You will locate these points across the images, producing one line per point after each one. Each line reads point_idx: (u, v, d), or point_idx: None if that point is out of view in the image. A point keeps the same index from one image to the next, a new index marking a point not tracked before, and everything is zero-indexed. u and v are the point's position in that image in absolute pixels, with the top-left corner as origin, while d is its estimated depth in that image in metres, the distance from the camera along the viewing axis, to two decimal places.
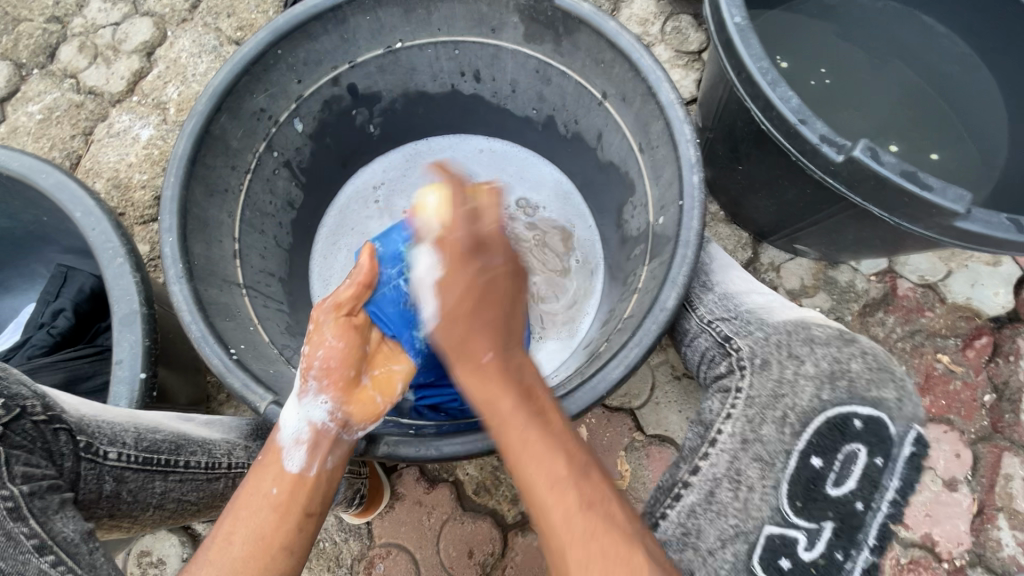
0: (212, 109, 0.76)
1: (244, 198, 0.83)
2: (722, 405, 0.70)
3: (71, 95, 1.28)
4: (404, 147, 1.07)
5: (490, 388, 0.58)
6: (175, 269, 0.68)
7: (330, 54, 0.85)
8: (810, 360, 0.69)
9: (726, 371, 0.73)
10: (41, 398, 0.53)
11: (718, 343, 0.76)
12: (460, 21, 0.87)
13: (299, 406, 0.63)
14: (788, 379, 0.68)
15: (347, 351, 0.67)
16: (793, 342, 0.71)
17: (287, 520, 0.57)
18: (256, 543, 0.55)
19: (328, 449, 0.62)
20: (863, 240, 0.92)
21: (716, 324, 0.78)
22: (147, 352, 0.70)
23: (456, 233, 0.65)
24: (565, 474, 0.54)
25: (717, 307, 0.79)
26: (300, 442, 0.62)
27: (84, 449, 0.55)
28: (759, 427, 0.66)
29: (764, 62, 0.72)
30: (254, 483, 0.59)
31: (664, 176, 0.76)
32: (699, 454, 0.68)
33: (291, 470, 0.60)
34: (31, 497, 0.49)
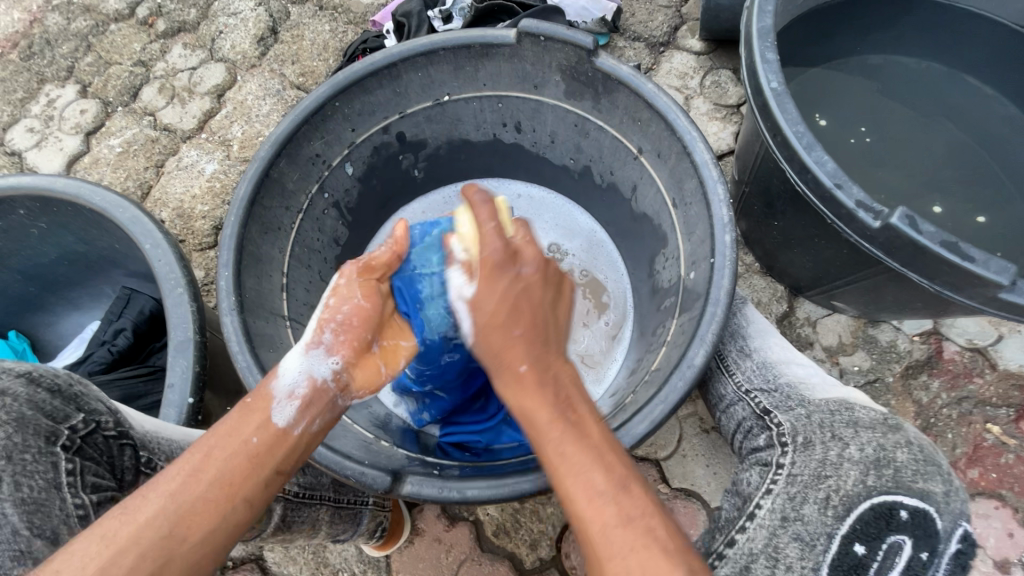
0: (273, 154, 0.83)
1: (295, 236, 0.89)
2: (761, 478, 0.65)
3: (148, 130, 1.40)
4: (444, 190, 1.11)
5: (526, 406, 0.57)
6: (228, 301, 0.73)
7: (382, 105, 0.92)
8: (853, 443, 0.62)
9: (765, 445, 0.69)
10: (115, 414, 0.57)
11: (757, 416, 0.73)
12: (505, 78, 0.92)
13: (305, 358, 0.63)
14: (832, 460, 0.62)
15: (369, 312, 0.70)
16: (836, 423, 0.65)
17: (259, 473, 0.55)
18: (223, 486, 0.52)
19: (319, 410, 0.61)
20: (903, 302, 0.90)
21: (754, 394, 0.76)
22: (196, 378, 0.74)
23: (487, 247, 0.63)
24: (604, 488, 0.51)
25: (755, 376, 0.78)
26: (294, 396, 0.60)
27: (145, 463, 0.59)
28: (800, 506, 0.60)
29: (800, 126, 0.73)
30: (237, 424, 0.57)
31: (696, 232, 0.78)
32: (736, 527, 0.62)
33: (278, 422, 0.58)
34: (96, 507, 0.54)
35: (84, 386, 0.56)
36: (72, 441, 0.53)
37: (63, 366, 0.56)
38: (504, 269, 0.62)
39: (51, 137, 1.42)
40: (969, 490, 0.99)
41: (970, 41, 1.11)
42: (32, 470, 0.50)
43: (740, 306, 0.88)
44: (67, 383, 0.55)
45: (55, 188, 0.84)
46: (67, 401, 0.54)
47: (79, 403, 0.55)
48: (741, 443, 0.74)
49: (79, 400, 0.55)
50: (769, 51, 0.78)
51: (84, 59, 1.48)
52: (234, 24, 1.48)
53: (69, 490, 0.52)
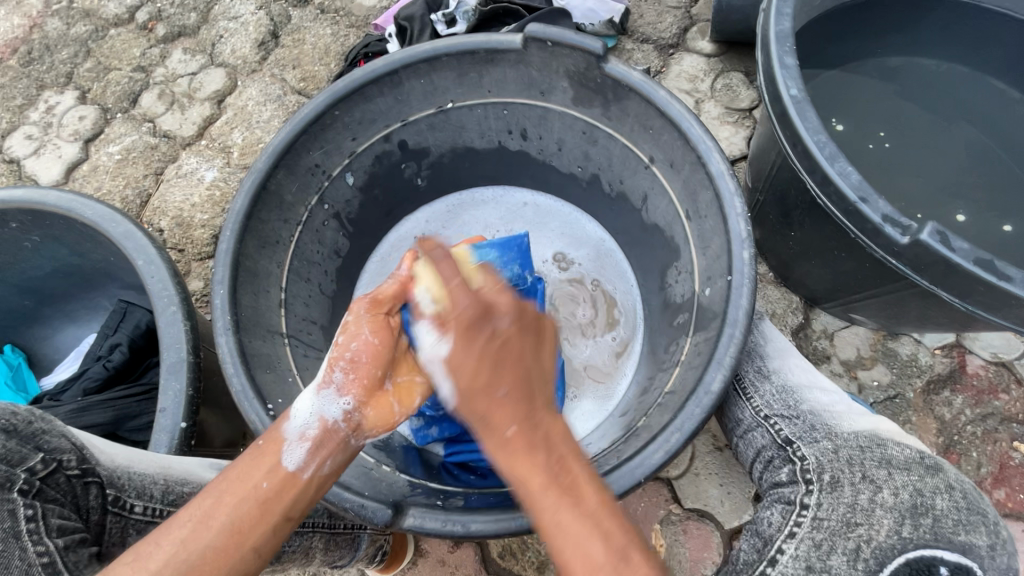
0: (270, 166, 0.80)
1: (293, 249, 0.86)
2: (783, 518, 0.62)
3: (147, 137, 1.38)
4: (448, 198, 1.08)
5: (520, 476, 0.53)
6: (223, 320, 0.71)
7: (384, 113, 0.89)
8: (887, 486, 0.60)
9: (787, 480, 0.66)
10: (77, 451, 0.54)
11: (778, 446, 0.69)
12: (511, 84, 0.89)
13: (317, 396, 0.61)
14: (862, 506, 0.59)
15: (383, 349, 0.67)
16: (867, 462, 0.62)
17: (267, 520, 0.52)
18: (231, 534, 0.50)
19: (331, 451, 0.58)
20: (928, 316, 0.86)
21: (773, 421, 0.72)
22: (189, 401, 0.71)
23: (457, 304, 0.56)
24: (603, 561, 0.48)
25: (775, 401, 0.73)
26: (306, 438, 0.58)
27: (112, 502, 0.56)
28: (827, 556, 0.57)
29: (821, 135, 0.69)
30: (246, 467, 0.55)
31: (712, 246, 0.74)
32: (757, 573, 0.58)
33: (288, 465, 0.55)
34: (63, 552, 0.49)
35: (42, 425, 0.53)
36: (30, 484, 0.49)
37: (23, 403, 0.54)
38: (475, 327, 0.55)
39: (50, 145, 1.39)
40: (996, 512, 0.95)
41: (995, 42, 1.06)
42: None
43: (756, 323, 0.83)
44: (26, 422, 0.52)
45: (46, 201, 0.82)
46: (24, 441, 0.51)
47: (37, 443, 0.52)
48: (761, 475, 0.70)
49: (38, 438, 0.52)
50: (788, 56, 0.74)
51: (83, 65, 1.46)
52: (234, 28, 1.46)
53: (31, 538, 0.48)
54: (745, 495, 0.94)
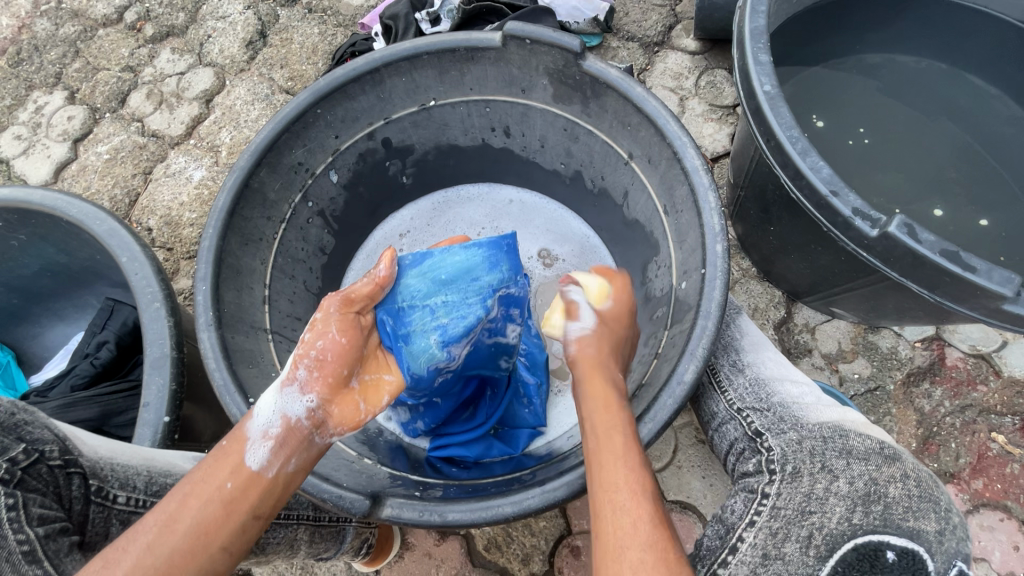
0: (253, 164, 0.80)
1: (277, 246, 0.87)
2: (745, 507, 0.60)
3: (136, 137, 1.38)
4: (434, 195, 1.09)
5: (604, 395, 0.61)
6: (206, 316, 0.71)
7: (366, 111, 0.90)
8: (844, 476, 0.58)
9: (754, 470, 0.65)
10: (59, 442, 0.56)
11: (749, 437, 0.69)
12: (492, 82, 0.89)
13: (280, 393, 0.61)
14: (818, 495, 0.58)
15: (348, 349, 0.67)
16: (828, 452, 0.61)
17: (232, 519, 0.53)
18: (197, 536, 0.51)
19: (294, 450, 0.59)
20: (904, 309, 0.87)
21: (746, 413, 0.72)
22: (173, 396, 0.72)
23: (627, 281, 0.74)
24: (651, 494, 0.52)
25: (748, 395, 0.74)
26: (268, 438, 0.58)
27: (95, 492, 0.57)
28: (782, 544, 0.55)
29: (793, 130, 0.71)
30: (210, 469, 0.55)
31: (688, 240, 0.75)
32: (716, 561, 0.57)
33: (251, 465, 0.56)
34: (45, 539, 0.49)
35: (23, 417, 0.54)
36: (11, 474, 0.49)
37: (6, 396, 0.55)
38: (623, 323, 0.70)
39: (39, 145, 1.40)
40: (973, 502, 0.96)
41: (973, 39, 1.07)
42: None
43: (734, 317, 0.84)
44: (9, 414, 0.53)
45: (32, 200, 0.83)
46: (7, 432, 0.52)
47: (19, 435, 0.53)
48: (734, 467, 0.70)
49: (21, 429, 0.53)
50: (762, 53, 0.75)
51: (72, 65, 1.47)
52: (222, 28, 1.46)
53: (12, 526, 0.47)
54: (728, 486, 0.96)
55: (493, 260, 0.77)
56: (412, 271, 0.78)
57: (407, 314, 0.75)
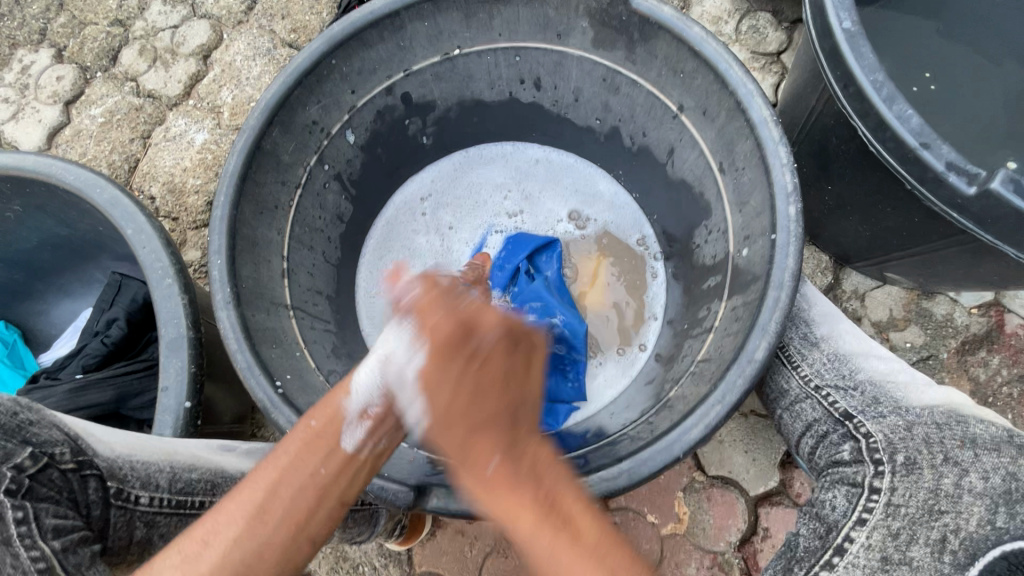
0: (264, 122, 0.72)
1: (293, 214, 0.80)
2: (849, 503, 0.57)
3: (131, 98, 1.29)
4: (455, 156, 1.01)
5: (492, 491, 0.50)
6: (223, 293, 0.65)
7: (384, 62, 0.81)
8: (974, 470, 0.55)
9: (850, 458, 0.61)
10: (70, 443, 0.52)
11: (835, 420, 0.65)
12: (524, 26, 0.80)
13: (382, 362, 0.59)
14: (947, 491, 0.54)
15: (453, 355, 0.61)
16: (947, 441, 0.57)
17: (324, 504, 0.52)
18: (291, 525, 0.50)
19: (390, 430, 0.58)
20: (974, 274, 0.81)
21: (826, 391, 0.68)
22: (193, 380, 0.67)
23: (432, 318, 0.57)
24: None
25: (826, 370, 0.70)
26: (366, 416, 0.56)
27: (115, 495, 0.53)
28: (907, 547, 0.53)
29: (878, 73, 0.62)
30: (302, 452, 0.53)
31: (750, 202, 0.68)
32: (824, 564, 0.55)
33: (347, 446, 0.55)
34: (61, 554, 0.46)
35: (28, 419, 0.50)
36: (19, 483, 0.46)
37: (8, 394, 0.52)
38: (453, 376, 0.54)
39: (28, 108, 1.31)
40: None
41: None
42: None
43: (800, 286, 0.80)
44: (11, 414, 0.50)
45: (24, 166, 0.76)
46: (11, 435, 0.48)
47: (23, 438, 0.49)
48: (813, 450, 0.66)
49: (25, 431, 0.50)
50: None
51: (57, 20, 1.36)
52: None
53: (24, 543, 0.45)
54: (772, 461, 0.92)
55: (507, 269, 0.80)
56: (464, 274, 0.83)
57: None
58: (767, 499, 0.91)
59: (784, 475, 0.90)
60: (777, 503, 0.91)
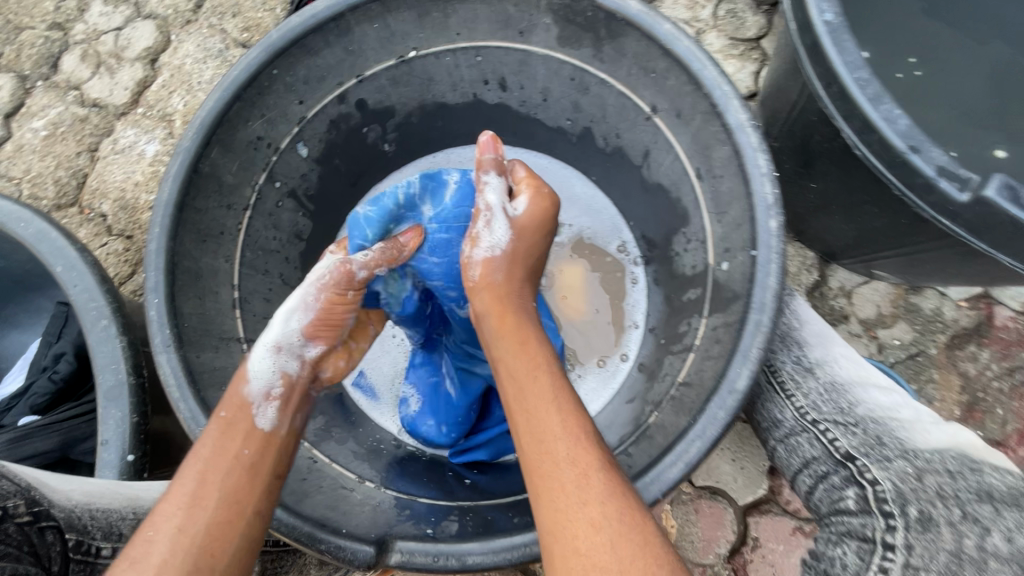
0: (200, 143, 0.66)
1: (243, 238, 0.74)
2: (862, 562, 0.51)
3: (75, 108, 1.21)
4: (421, 162, 0.95)
5: (520, 340, 0.59)
6: (162, 335, 0.60)
7: (334, 69, 0.75)
8: (995, 528, 0.49)
9: (856, 509, 0.55)
10: (23, 495, 0.50)
11: (835, 460, 0.59)
12: (483, 24, 0.74)
13: (273, 350, 0.60)
14: (969, 553, 0.48)
15: (348, 315, 0.65)
16: (962, 494, 0.52)
17: (257, 484, 0.52)
18: (229, 503, 0.50)
19: (298, 407, 0.60)
20: (965, 273, 0.77)
21: (824, 426, 0.62)
22: (135, 430, 0.61)
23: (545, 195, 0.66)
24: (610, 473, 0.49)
25: (824, 403, 0.64)
26: (272, 397, 0.58)
27: (75, 549, 0.51)
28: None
29: (862, 70, 0.57)
30: (220, 441, 0.54)
31: (729, 212, 0.63)
32: None
33: (263, 425, 0.56)
34: None
35: None
36: None
37: None
38: (543, 233, 0.67)
39: None
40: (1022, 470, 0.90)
41: None
42: None
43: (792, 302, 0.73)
44: None
45: None
46: None
47: None
48: (812, 492, 0.60)
49: None
50: None
51: None
52: None
53: None
54: (760, 469, 0.89)
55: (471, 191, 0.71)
56: (437, 199, 0.71)
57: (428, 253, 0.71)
58: (756, 508, 0.89)
59: (773, 484, 0.88)
60: (767, 511, 0.88)
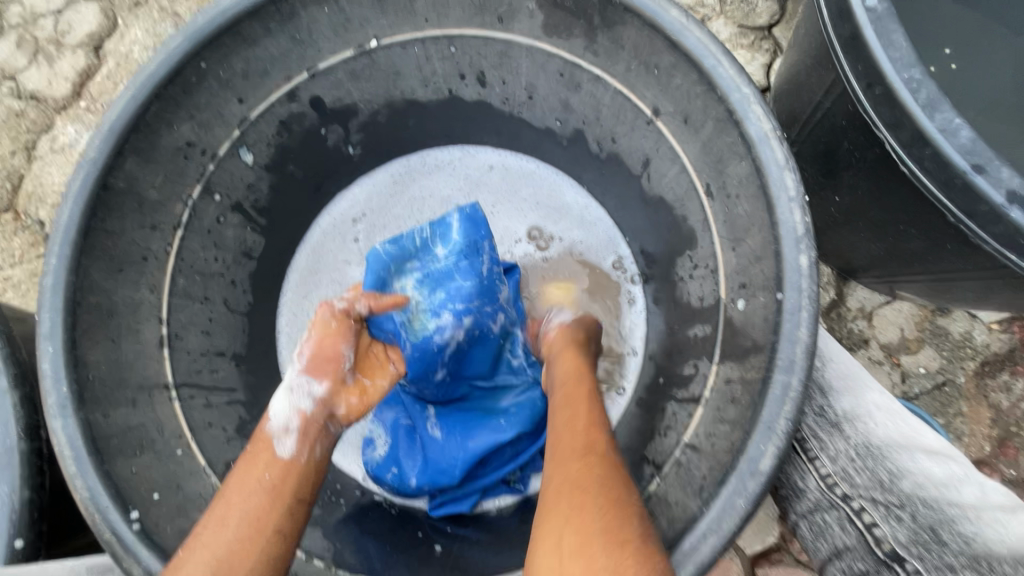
0: (111, 152, 0.55)
1: (174, 263, 0.63)
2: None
3: (9, 101, 1.08)
4: (392, 165, 0.83)
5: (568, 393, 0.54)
6: (57, 394, 0.49)
7: (280, 61, 0.63)
8: None
9: None
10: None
11: (878, 562, 0.45)
12: (456, 9, 0.63)
13: (288, 389, 0.57)
14: None
15: (344, 346, 0.60)
16: None
17: (275, 508, 0.49)
18: (250, 525, 0.47)
19: (318, 437, 0.56)
20: (1011, 302, 0.67)
21: (863, 513, 0.47)
22: (28, 508, 0.50)
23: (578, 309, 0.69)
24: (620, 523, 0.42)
25: (860, 474, 0.48)
26: (292, 430, 0.54)
27: None
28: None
29: (914, 68, 0.46)
30: (245, 466, 0.51)
31: (747, 240, 0.53)
32: None
33: (283, 454, 0.52)
34: None
35: None
36: None
37: None
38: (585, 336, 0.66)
39: None
40: None
41: None
42: None
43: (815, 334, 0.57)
44: None
45: None
46: None
47: None
48: None
49: None
50: None
51: None
52: None
53: None
54: (771, 515, 0.80)
55: (477, 222, 0.68)
56: (447, 238, 0.68)
57: (436, 285, 0.67)
58: (765, 557, 0.79)
59: (785, 532, 0.79)
60: (777, 562, 0.79)
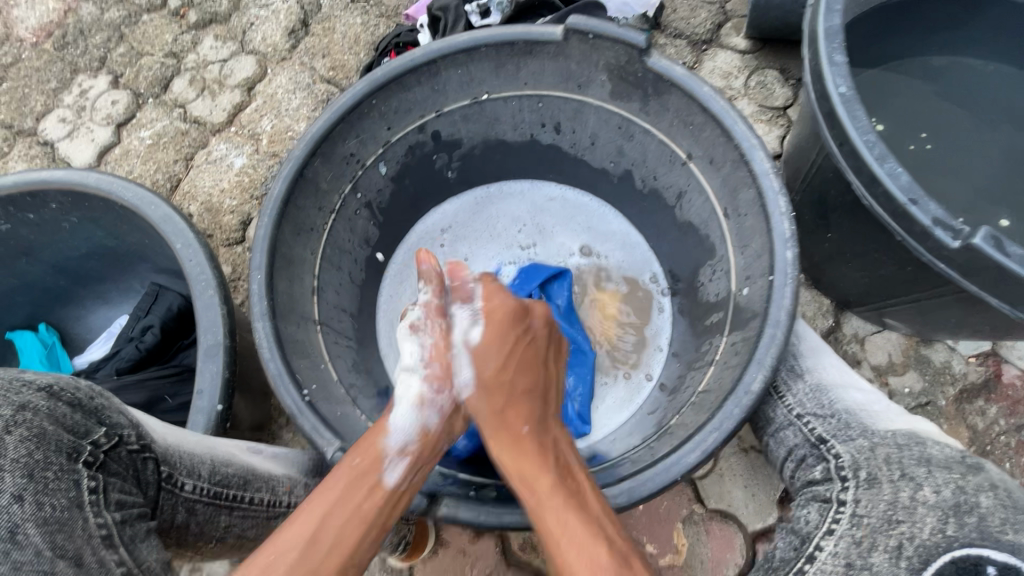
0: (308, 153, 0.80)
1: (327, 237, 0.86)
2: (822, 516, 0.64)
3: (178, 123, 1.39)
4: (476, 190, 1.07)
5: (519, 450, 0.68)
6: (260, 306, 0.71)
7: (420, 103, 0.88)
8: (929, 485, 0.61)
9: (822, 478, 0.68)
10: (135, 428, 0.59)
11: (811, 444, 0.72)
12: (548, 77, 0.88)
13: (413, 404, 0.71)
14: (905, 504, 0.61)
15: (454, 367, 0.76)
16: (905, 460, 0.64)
17: (366, 536, 0.61)
18: (337, 555, 0.59)
19: (421, 462, 0.68)
20: (968, 324, 0.84)
21: (806, 419, 0.74)
22: (224, 384, 0.73)
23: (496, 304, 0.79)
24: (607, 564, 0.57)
25: (808, 400, 0.75)
26: (404, 452, 0.67)
27: (165, 478, 0.61)
28: (868, 553, 0.59)
29: (870, 134, 0.68)
30: (351, 483, 0.63)
31: (752, 245, 0.73)
32: (794, 569, 0.62)
33: (388, 480, 0.64)
34: (120, 524, 0.54)
35: (106, 405, 0.58)
36: (94, 457, 0.54)
37: (84, 379, 0.59)
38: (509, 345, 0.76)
39: (83, 127, 1.40)
40: None
41: None
42: (54, 487, 0.51)
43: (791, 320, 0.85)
44: (89, 397, 0.58)
45: (87, 182, 0.82)
46: (88, 415, 0.56)
47: (100, 420, 0.57)
48: (793, 473, 0.73)
49: (100, 413, 0.57)
50: (837, 53, 0.72)
51: (116, 49, 1.46)
52: (265, 15, 1.46)
53: (93, 509, 0.52)
54: (771, 497, 0.93)
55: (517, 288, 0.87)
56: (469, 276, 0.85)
57: None
58: (765, 535, 0.92)
59: (782, 513, 0.92)
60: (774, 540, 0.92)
